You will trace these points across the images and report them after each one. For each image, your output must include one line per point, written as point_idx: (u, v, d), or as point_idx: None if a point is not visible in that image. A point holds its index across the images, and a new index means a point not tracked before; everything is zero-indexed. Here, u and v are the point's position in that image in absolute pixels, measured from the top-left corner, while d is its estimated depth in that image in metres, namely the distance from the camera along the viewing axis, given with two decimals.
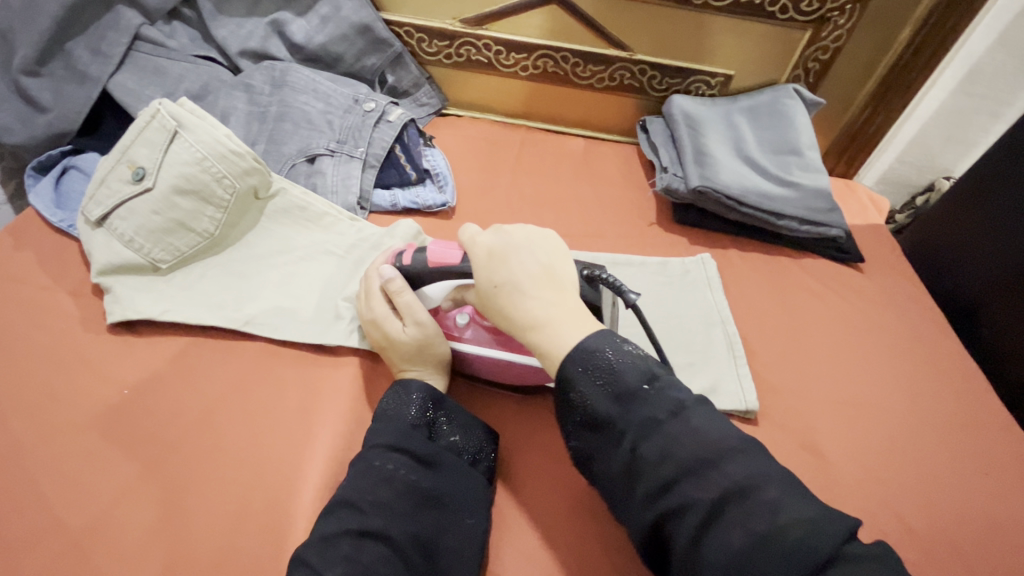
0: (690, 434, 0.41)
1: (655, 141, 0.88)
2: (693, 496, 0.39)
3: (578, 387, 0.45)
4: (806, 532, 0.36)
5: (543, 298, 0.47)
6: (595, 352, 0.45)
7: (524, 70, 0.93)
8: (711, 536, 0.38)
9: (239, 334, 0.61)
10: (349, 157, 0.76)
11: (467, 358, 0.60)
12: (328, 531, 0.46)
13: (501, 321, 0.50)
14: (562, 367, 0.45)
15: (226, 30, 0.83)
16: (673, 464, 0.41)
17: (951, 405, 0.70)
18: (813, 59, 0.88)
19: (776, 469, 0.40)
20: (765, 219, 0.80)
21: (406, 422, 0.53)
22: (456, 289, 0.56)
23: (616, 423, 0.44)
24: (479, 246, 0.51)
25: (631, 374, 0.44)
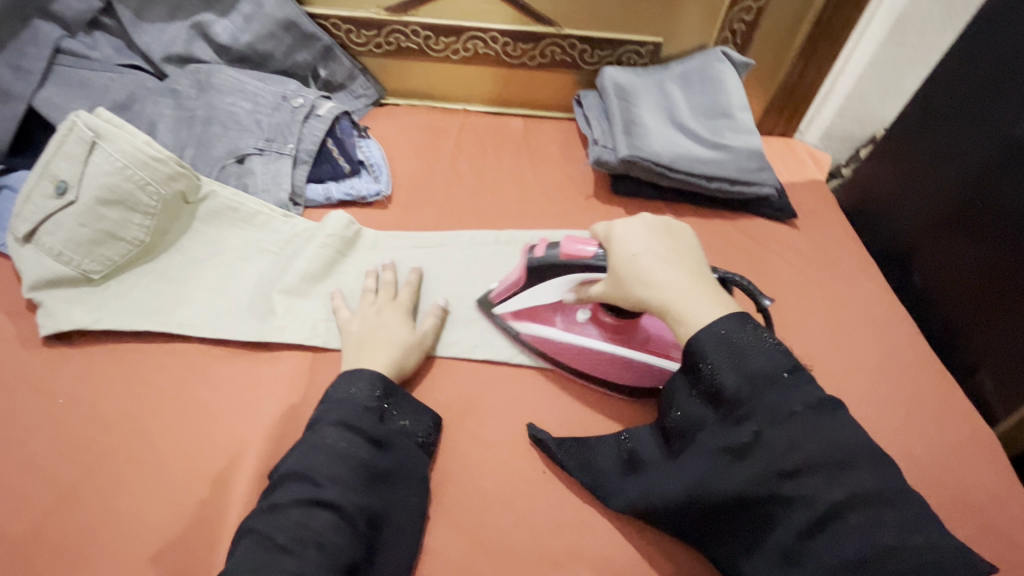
0: (819, 431, 0.44)
1: (589, 115, 0.88)
2: (815, 493, 0.43)
3: (711, 361, 0.48)
4: (927, 550, 0.40)
5: (682, 268, 0.53)
6: (733, 333, 0.48)
7: (455, 54, 0.93)
8: (822, 534, 0.42)
9: (174, 337, 0.63)
10: (278, 154, 0.76)
11: (584, 351, 0.63)
12: (279, 500, 0.47)
13: (633, 288, 0.53)
14: (696, 342, 0.48)
15: (149, 37, 0.83)
16: (799, 456, 0.43)
17: (881, 349, 0.72)
18: (738, 20, 0.89)
19: (895, 482, 0.43)
20: (698, 183, 0.81)
21: (358, 404, 0.54)
22: (582, 283, 0.60)
23: (747, 403, 0.46)
24: (614, 230, 0.57)
25: (770, 365, 0.46)
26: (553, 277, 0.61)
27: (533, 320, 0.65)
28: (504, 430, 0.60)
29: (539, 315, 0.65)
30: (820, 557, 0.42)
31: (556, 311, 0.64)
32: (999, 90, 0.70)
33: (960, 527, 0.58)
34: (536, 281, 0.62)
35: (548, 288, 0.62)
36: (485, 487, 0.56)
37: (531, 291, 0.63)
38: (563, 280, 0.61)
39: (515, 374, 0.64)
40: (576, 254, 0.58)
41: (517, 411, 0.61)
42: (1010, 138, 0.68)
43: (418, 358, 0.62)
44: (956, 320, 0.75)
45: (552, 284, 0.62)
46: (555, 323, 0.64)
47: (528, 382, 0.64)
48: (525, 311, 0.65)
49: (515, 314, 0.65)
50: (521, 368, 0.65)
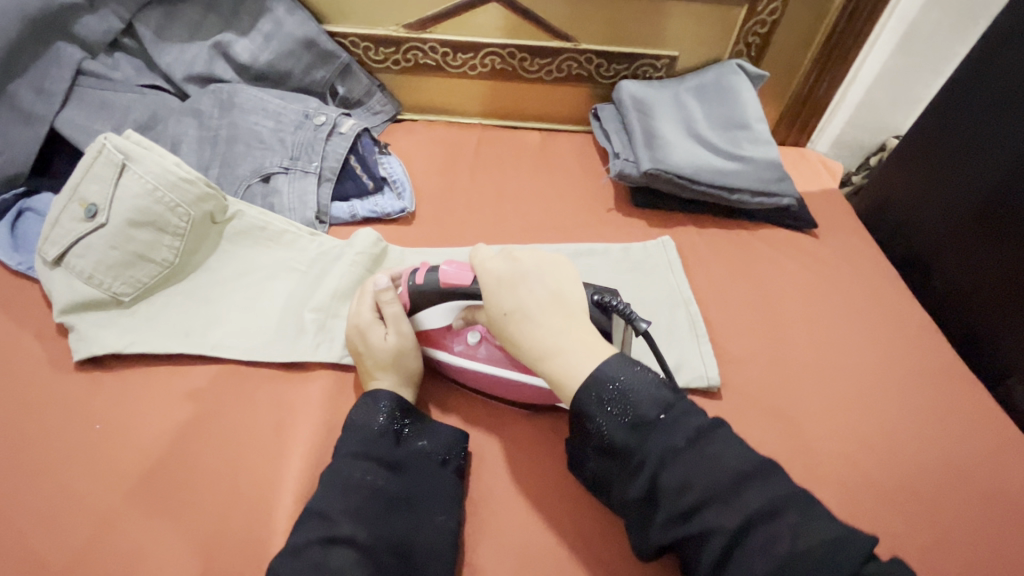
0: (703, 458, 0.44)
1: (607, 128, 0.89)
2: (716, 524, 0.42)
3: (594, 417, 0.47)
4: (820, 549, 0.40)
5: (553, 327, 0.50)
6: (606, 380, 0.47)
7: (473, 69, 0.93)
8: (733, 561, 0.41)
9: (208, 358, 0.62)
10: (304, 172, 0.76)
11: (473, 373, 0.61)
12: (299, 540, 0.47)
13: (510, 345, 0.53)
14: (575, 399, 0.48)
15: (170, 57, 0.83)
16: (692, 493, 0.43)
17: (908, 356, 0.72)
18: (753, 33, 0.90)
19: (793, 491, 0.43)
20: (719, 194, 0.82)
21: (373, 430, 0.54)
22: (466, 309, 0.59)
23: (633, 452, 0.46)
24: (486, 274, 0.54)
25: (645, 408, 0.46)
26: (434, 303, 0.59)
27: (428, 342, 0.63)
28: (542, 446, 0.60)
29: (432, 338, 0.63)
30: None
31: (445, 331, 0.62)
32: (1012, 105, 0.71)
33: (1002, 536, 0.58)
34: (418, 307, 0.60)
35: (432, 313, 0.60)
36: (528, 505, 0.56)
37: (416, 318, 0.61)
38: (444, 306, 0.59)
39: None
40: (452, 279, 0.57)
41: (551, 426, 0.61)
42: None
43: (415, 357, 0.60)
44: (981, 326, 0.76)
45: (434, 310, 0.60)
46: (448, 345, 0.62)
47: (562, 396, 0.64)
48: (421, 334, 0.63)
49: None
50: None
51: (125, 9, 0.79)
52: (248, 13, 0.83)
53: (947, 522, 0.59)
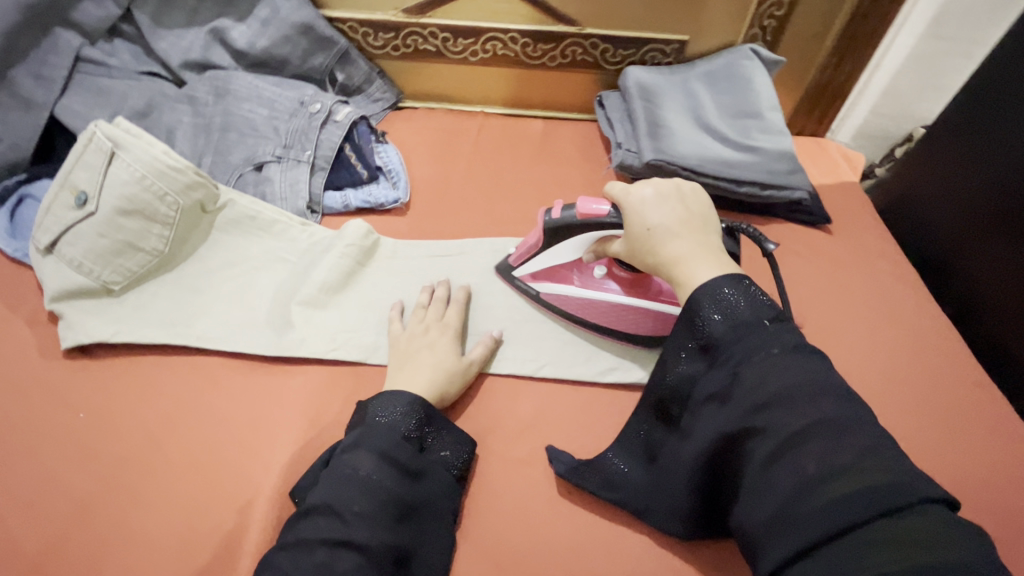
0: (788, 363, 0.42)
1: (611, 116, 0.86)
2: (780, 423, 0.40)
3: (700, 313, 0.47)
4: (886, 475, 0.36)
5: (691, 239, 0.51)
6: (722, 285, 0.47)
7: (473, 55, 0.91)
8: (789, 461, 0.39)
9: (193, 349, 0.62)
10: (296, 161, 0.75)
11: (595, 304, 0.65)
12: (305, 535, 0.46)
13: (646, 260, 0.54)
14: (689, 295, 0.48)
15: (167, 43, 0.82)
16: (768, 391, 0.41)
17: (922, 363, 0.68)
18: (768, 16, 0.85)
19: (875, 421, 0.40)
20: (726, 187, 0.78)
21: (399, 434, 0.52)
22: (597, 242, 0.61)
23: (724, 347, 0.45)
24: (629, 196, 0.55)
25: (750, 311, 0.45)
26: (570, 236, 0.62)
27: (552, 279, 0.67)
28: (527, 447, 0.58)
29: (558, 273, 0.66)
30: (778, 491, 0.39)
31: (573, 268, 0.66)
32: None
33: (1017, 564, 0.54)
34: (553, 242, 0.63)
35: (565, 249, 0.63)
36: (508, 511, 0.54)
37: (548, 252, 0.64)
38: (579, 240, 0.62)
39: (538, 390, 0.62)
40: (591, 212, 0.58)
41: (537, 427, 0.59)
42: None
43: (460, 388, 0.59)
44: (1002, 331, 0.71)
45: (569, 243, 0.63)
46: (574, 279, 0.66)
47: (553, 396, 0.61)
48: (543, 271, 0.67)
49: (534, 275, 0.67)
50: (544, 383, 0.63)
51: None
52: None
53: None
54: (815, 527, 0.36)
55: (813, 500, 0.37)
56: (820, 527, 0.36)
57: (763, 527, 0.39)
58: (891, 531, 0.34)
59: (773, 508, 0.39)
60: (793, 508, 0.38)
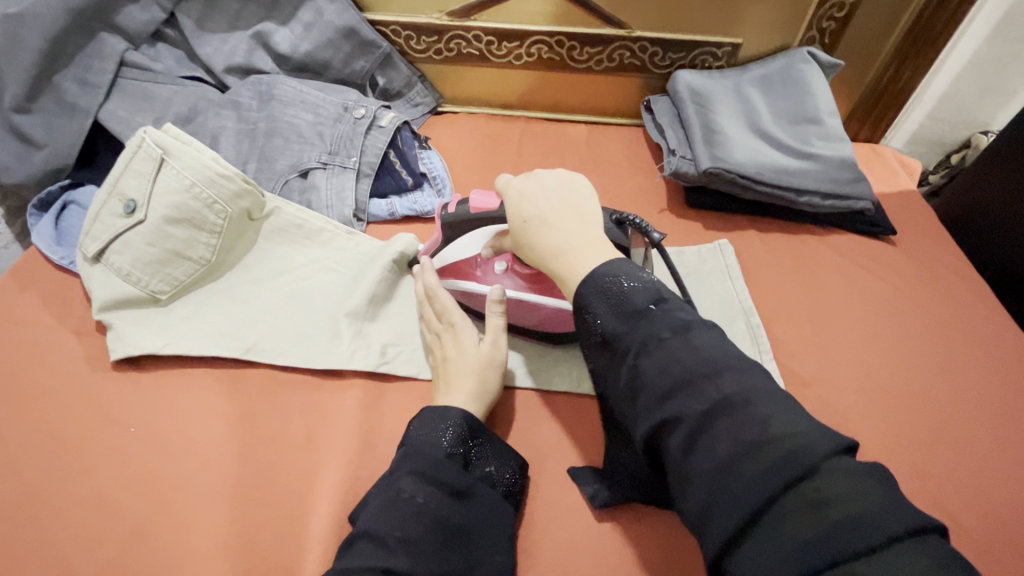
0: (680, 345, 0.40)
1: (660, 122, 0.83)
2: (686, 410, 0.37)
3: (591, 310, 0.44)
4: (789, 438, 0.34)
5: (566, 229, 0.49)
6: (608, 276, 0.44)
7: (517, 59, 0.88)
8: (700, 447, 0.36)
9: (241, 362, 0.60)
10: (342, 168, 0.73)
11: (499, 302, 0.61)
12: (349, 565, 0.43)
13: (529, 255, 0.51)
14: (577, 291, 0.45)
15: (210, 47, 0.81)
16: (671, 379, 0.38)
17: (1002, 386, 0.64)
18: (828, 17, 0.82)
19: (766, 387, 0.37)
20: (785, 196, 0.75)
21: (441, 451, 0.49)
22: (495, 237, 0.58)
23: (620, 341, 0.42)
24: (509, 191, 0.54)
25: (641, 296, 0.43)
26: (466, 231, 0.59)
27: (456, 276, 0.63)
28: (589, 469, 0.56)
29: (461, 271, 0.62)
30: (697, 483, 0.35)
31: (476, 264, 0.62)
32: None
33: None
34: (454, 238, 0.60)
35: (464, 245, 0.59)
36: (571, 539, 0.52)
37: (450, 248, 0.60)
38: (476, 235, 0.59)
39: (595, 407, 0.60)
40: (484, 204, 0.58)
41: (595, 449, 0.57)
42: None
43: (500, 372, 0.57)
44: None
45: (466, 238, 0.59)
46: (477, 277, 0.62)
47: None
48: (450, 267, 0.62)
49: (442, 272, 0.62)
50: (601, 402, 0.60)
51: None
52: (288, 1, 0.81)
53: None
54: (734, 507, 0.33)
55: (734, 483, 0.34)
56: (742, 505, 0.33)
57: (695, 525, 0.36)
58: (805, 494, 0.32)
59: (700, 500, 0.35)
60: (714, 494, 0.34)
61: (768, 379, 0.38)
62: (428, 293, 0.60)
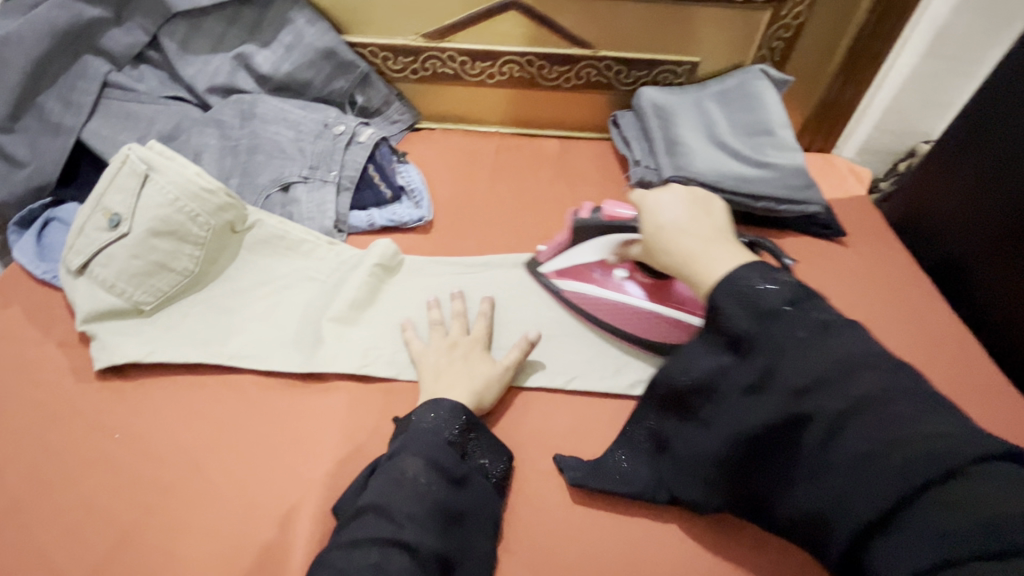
0: (813, 345, 0.42)
1: (627, 135, 0.88)
2: (824, 407, 0.41)
3: (722, 309, 0.46)
4: (934, 440, 0.37)
5: (700, 237, 0.53)
6: (741, 277, 0.46)
7: (490, 78, 0.93)
8: (840, 441, 0.41)
9: (226, 369, 0.62)
10: (322, 182, 0.76)
11: (620, 305, 0.66)
12: (358, 536, 0.45)
13: (660, 259, 0.56)
14: (709, 293, 0.48)
15: (193, 68, 0.84)
16: (807, 375, 0.42)
17: (946, 373, 0.69)
18: (777, 38, 0.88)
19: (914, 386, 0.40)
20: (743, 202, 0.79)
21: (444, 439, 0.52)
22: (621, 244, 0.65)
23: (754, 340, 0.44)
24: (641, 201, 0.59)
25: (778, 297, 0.45)
26: (595, 236, 0.66)
27: (574, 278, 0.69)
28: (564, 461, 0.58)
29: (580, 273, 0.69)
30: (836, 469, 0.41)
31: (595, 268, 0.68)
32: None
33: None
34: (576, 241, 0.68)
35: (589, 248, 0.67)
36: (549, 527, 0.54)
37: (574, 250, 0.68)
38: (605, 241, 0.65)
39: (570, 403, 0.62)
40: (618, 214, 0.64)
41: (570, 441, 0.60)
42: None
43: (498, 391, 0.60)
44: None
45: (594, 243, 0.66)
46: (594, 280, 0.68)
47: (584, 410, 0.62)
48: (569, 269, 0.69)
49: (559, 273, 0.70)
50: (575, 397, 0.63)
51: (150, 22, 0.80)
52: (270, 24, 0.85)
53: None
54: (880, 496, 0.38)
55: (873, 476, 0.39)
56: (889, 495, 0.38)
57: (832, 504, 0.41)
58: (947, 495, 0.36)
59: (836, 489, 0.41)
60: (852, 483, 0.40)
61: (912, 379, 0.41)
62: (483, 312, 0.66)
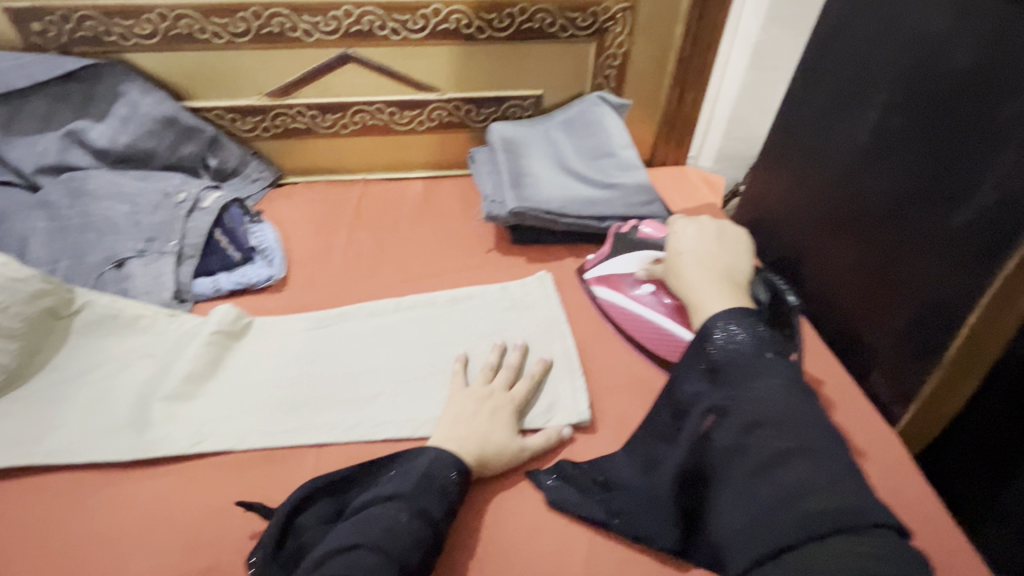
0: (779, 391, 0.47)
1: (481, 170, 0.90)
2: (769, 444, 0.45)
3: (714, 342, 0.52)
4: (845, 501, 0.41)
5: (709, 269, 0.59)
6: (736, 321, 0.52)
7: (344, 128, 0.94)
8: (767, 479, 0.44)
9: (44, 468, 0.58)
10: (160, 253, 0.75)
11: (642, 320, 0.68)
12: None
13: (671, 280, 0.62)
14: (708, 321, 0.54)
15: (19, 151, 0.81)
16: (764, 414, 0.46)
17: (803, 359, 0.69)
18: (608, 66, 0.93)
19: (836, 454, 0.44)
20: (590, 224, 0.83)
21: (452, 500, 0.51)
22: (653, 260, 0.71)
23: (731, 371, 0.50)
24: (674, 226, 0.66)
25: (754, 347, 0.50)
26: (635, 250, 0.73)
27: (611, 287, 0.72)
28: None
29: (615, 283, 0.72)
30: (759, 501, 0.44)
31: (628, 279, 0.71)
32: (851, 95, 0.66)
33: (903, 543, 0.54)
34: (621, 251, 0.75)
35: (630, 260, 0.73)
36: None
37: (615, 260, 0.74)
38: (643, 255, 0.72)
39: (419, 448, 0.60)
40: (653, 235, 0.75)
41: None
42: (877, 128, 0.63)
43: (507, 459, 0.57)
44: (849, 326, 0.70)
45: (634, 256, 0.73)
46: (624, 290, 0.71)
47: None
48: (608, 277, 0.74)
49: (598, 280, 0.74)
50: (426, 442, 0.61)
51: None
52: (102, 98, 0.82)
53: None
54: (781, 534, 0.41)
55: (783, 514, 0.42)
56: (787, 535, 0.41)
57: (739, 533, 0.44)
58: (835, 545, 0.39)
59: (747, 516, 0.44)
60: (765, 519, 0.43)
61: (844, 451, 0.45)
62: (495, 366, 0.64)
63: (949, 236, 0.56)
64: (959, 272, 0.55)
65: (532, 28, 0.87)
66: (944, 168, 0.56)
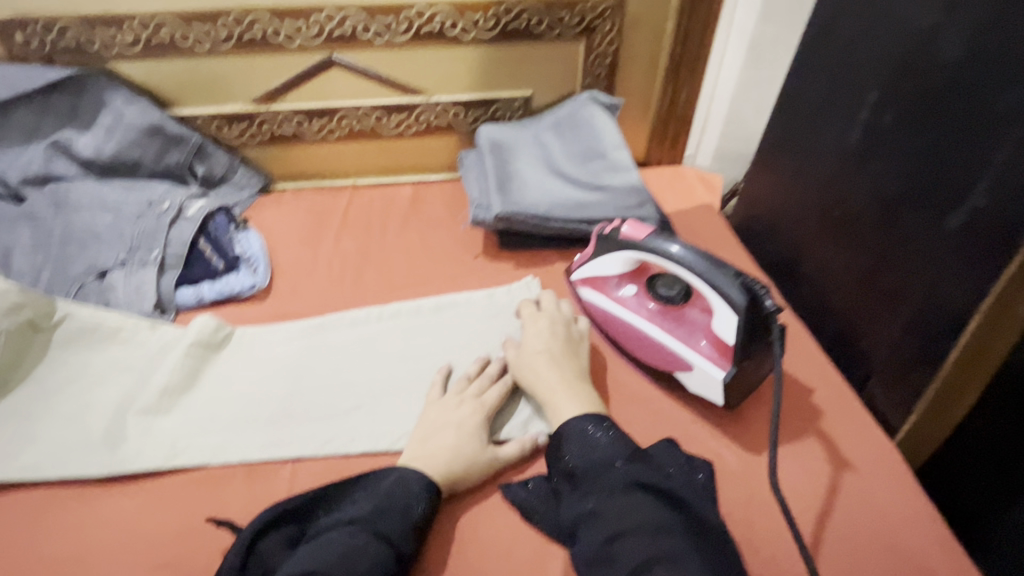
0: (627, 495, 0.47)
1: (469, 173, 0.88)
2: (629, 553, 0.43)
3: (570, 451, 0.53)
4: None
5: None
6: (576, 428, 0.54)
7: (330, 134, 0.93)
8: None
9: (19, 483, 0.57)
10: (142, 264, 0.74)
11: (625, 324, 0.65)
12: None
13: None
14: (561, 427, 0.55)
15: (4, 162, 0.81)
16: (619, 521, 0.45)
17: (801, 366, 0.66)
18: (598, 65, 0.91)
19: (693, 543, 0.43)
20: (580, 227, 0.80)
21: (412, 518, 0.50)
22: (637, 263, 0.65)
23: (584, 474, 0.51)
24: None
25: (609, 453, 0.51)
26: (613, 251, 0.66)
27: (593, 289, 0.69)
28: None
29: (598, 284, 0.69)
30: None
31: (611, 280, 0.68)
32: (843, 92, 0.64)
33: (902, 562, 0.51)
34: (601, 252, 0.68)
35: (611, 261, 0.67)
36: None
37: (594, 261, 0.69)
38: (623, 258, 0.66)
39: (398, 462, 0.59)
40: (636, 234, 0.64)
41: None
42: (869, 126, 0.61)
43: (477, 475, 0.55)
44: (847, 331, 0.67)
45: (616, 258, 0.66)
46: (607, 292, 0.68)
47: None
48: (591, 277, 0.70)
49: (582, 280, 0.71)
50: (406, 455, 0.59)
51: None
52: (87, 107, 0.82)
53: (833, 550, 0.52)
54: None
55: None
56: None
57: None
58: None
59: None
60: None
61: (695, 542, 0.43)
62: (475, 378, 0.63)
63: (948, 239, 0.53)
64: (960, 277, 0.52)
65: (518, 27, 0.85)
66: (939, 166, 0.53)
